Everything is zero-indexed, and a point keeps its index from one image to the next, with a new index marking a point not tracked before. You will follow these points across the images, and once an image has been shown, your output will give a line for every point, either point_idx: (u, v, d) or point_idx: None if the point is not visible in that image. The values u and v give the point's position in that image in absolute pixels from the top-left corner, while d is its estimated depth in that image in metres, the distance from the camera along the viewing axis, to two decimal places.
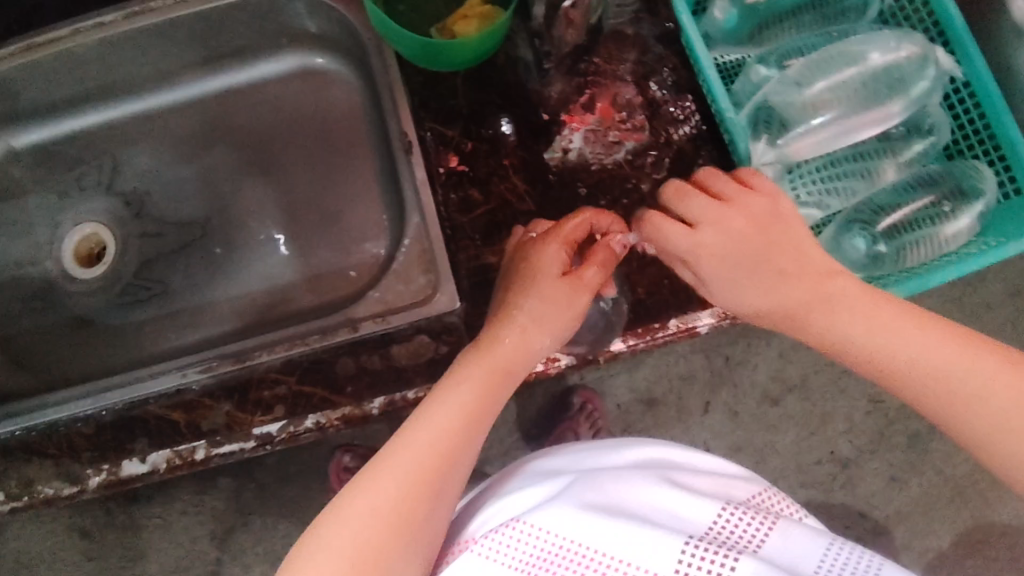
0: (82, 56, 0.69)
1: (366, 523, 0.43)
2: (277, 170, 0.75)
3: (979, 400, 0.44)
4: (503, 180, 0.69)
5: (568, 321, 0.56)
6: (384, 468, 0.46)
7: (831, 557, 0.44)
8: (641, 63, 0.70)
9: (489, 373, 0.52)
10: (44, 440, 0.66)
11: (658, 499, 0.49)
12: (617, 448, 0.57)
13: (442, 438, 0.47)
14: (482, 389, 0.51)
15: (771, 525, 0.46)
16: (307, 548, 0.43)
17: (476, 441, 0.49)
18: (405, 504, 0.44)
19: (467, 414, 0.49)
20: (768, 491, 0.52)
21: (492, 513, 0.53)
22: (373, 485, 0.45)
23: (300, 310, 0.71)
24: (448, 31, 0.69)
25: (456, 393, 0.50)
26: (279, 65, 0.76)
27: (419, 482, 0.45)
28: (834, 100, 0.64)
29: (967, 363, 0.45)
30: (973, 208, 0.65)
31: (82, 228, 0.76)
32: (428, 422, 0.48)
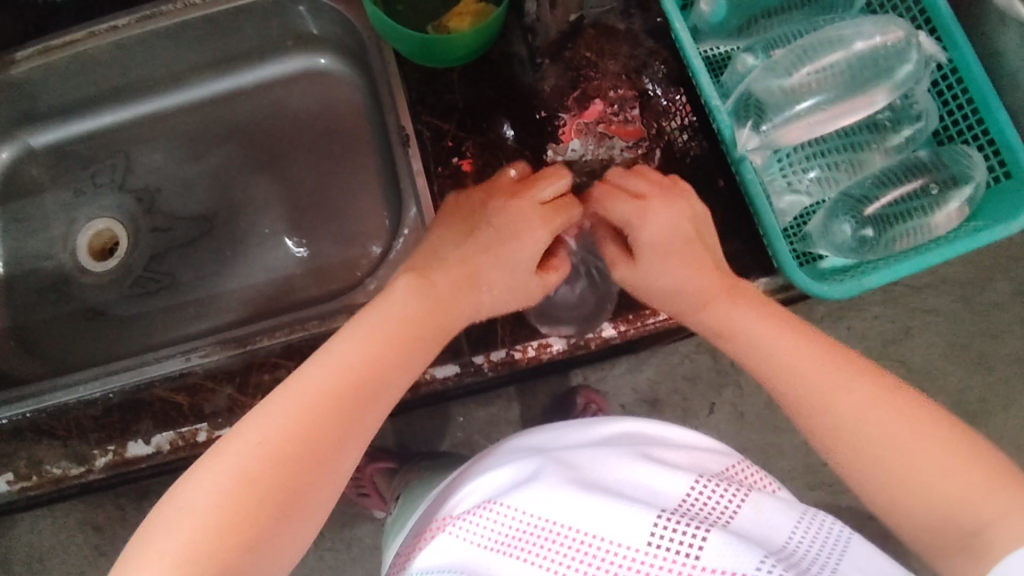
0: (97, 59, 0.73)
1: (259, 460, 0.41)
2: (282, 166, 0.78)
3: (844, 412, 0.46)
4: (498, 170, 0.70)
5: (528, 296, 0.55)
6: (288, 399, 0.43)
7: (802, 528, 0.46)
8: (632, 57, 0.72)
9: (413, 317, 0.49)
10: (53, 422, 0.68)
11: (633, 474, 0.49)
12: (594, 423, 0.57)
13: (336, 387, 0.44)
14: (397, 339, 0.48)
15: (744, 497, 0.47)
16: (179, 489, 0.40)
17: (386, 393, 0.47)
18: (291, 453, 0.41)
19: (391, 357, 0.47)
20: (742, 464, 0.53)
21: (467, 492, 0.54)
22: (258, 425, 0.42)
23: (304, 300, 0.74)
24: (443, 28, 0.71)
25: (368, 339, 0.47)
26: (285, 66, 0.79)
27: (306, 432, 0.42)
28: (816, 86, 0.65)
29: (858, 394, 0.46)
30: (962, 193, 0.66)
31: (96, 224, 0.79)
32: (343, 359, 0.45)
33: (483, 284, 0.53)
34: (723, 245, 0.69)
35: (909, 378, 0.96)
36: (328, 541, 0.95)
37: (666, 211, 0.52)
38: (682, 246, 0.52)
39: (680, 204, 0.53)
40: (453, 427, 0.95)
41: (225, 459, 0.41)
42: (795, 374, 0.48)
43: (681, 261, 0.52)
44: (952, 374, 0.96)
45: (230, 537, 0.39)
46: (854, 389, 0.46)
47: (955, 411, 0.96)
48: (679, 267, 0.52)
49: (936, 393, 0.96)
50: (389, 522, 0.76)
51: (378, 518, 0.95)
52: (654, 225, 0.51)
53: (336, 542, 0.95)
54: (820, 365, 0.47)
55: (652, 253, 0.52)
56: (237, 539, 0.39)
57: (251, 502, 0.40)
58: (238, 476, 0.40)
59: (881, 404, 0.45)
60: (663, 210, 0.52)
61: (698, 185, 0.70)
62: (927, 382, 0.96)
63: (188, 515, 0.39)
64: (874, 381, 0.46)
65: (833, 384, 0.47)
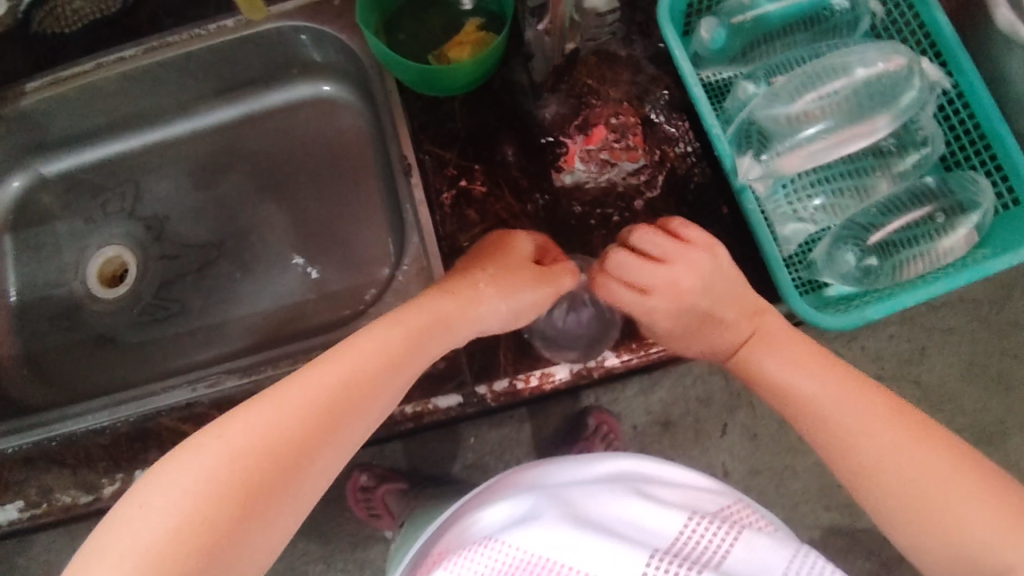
0: (105, 89, 0.74)
1: (229, 459, 0.38)
2: (289, 192, 0.78)
3: (867, 447, 0.45)
4: (500, 199, 0.70)
5: (527, 293, 0.55)
6: (276, 400, 0.40)
7: (796, 568, 0.45)
8: (634, 84, 0.72)
9: (410, 330, 0.47)
10: (63, 451, 0.69)
11: (627, 512, 0.49)
12: (590, 462, 0.58)
13: (333, 397, 0.41)
14: (394, 345, 0.46)
15: (736, 536, 0.47)
16: (143, 488, 0.37)
17: (382, 408, 0.44)
18: (272, 464, 0.38)
19: (382, 368, 0.44)
20: (739, 504, 0.53)
21: (465, 529, 0.54)
22: (242, 421, 0.39)
23: (310, 327, 0.74)
24: (444, 58, 0.71)
25: (369, 344, 0.45)
26: (291, 93, 0.79)
27: (289, 446, 0.39)
28: (821, 113, 0.64)
29: (879, 428, 0.45)
30: (969, 220, 0.65)
31: (106, 251, 0.80)
32: (338, 366, 0.43)
33: (473, 275, 0.54)
34: None
35: (926, 398, 0.94)
36: (340, 562, 0.96)
37: (695, 265, 0.54)
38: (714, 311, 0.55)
39: (702, 256, 0.55)
40: (464, 448, 0.95)
41: (197, 457, 0.38)
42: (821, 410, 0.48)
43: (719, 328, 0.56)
44: (970, 394, 0.94)
45: (189, 540, 0.35)
46: (876, 425, 0.46)
47: (973, 432, 0.94)
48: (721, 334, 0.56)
49: (953, 413, 0.94)
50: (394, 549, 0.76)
51: (389, 539, 0.95)
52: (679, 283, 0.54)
53: (349, 562, 0.96)
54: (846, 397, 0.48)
55: (666, 295, 0.54)
56: (194, 551, 0.35)
57: (212, 504, 0.36)
58: (206, 476, 0.37)
59: (910, 441, 0.44)
60: (689, 268, 0.54)
61: (701, 211, 0.70)
62: (945, 402, 0.94)
63: (144, 514, 0.36)
64: (902, 420, 0.46)
65: (863, 421, 0.46)
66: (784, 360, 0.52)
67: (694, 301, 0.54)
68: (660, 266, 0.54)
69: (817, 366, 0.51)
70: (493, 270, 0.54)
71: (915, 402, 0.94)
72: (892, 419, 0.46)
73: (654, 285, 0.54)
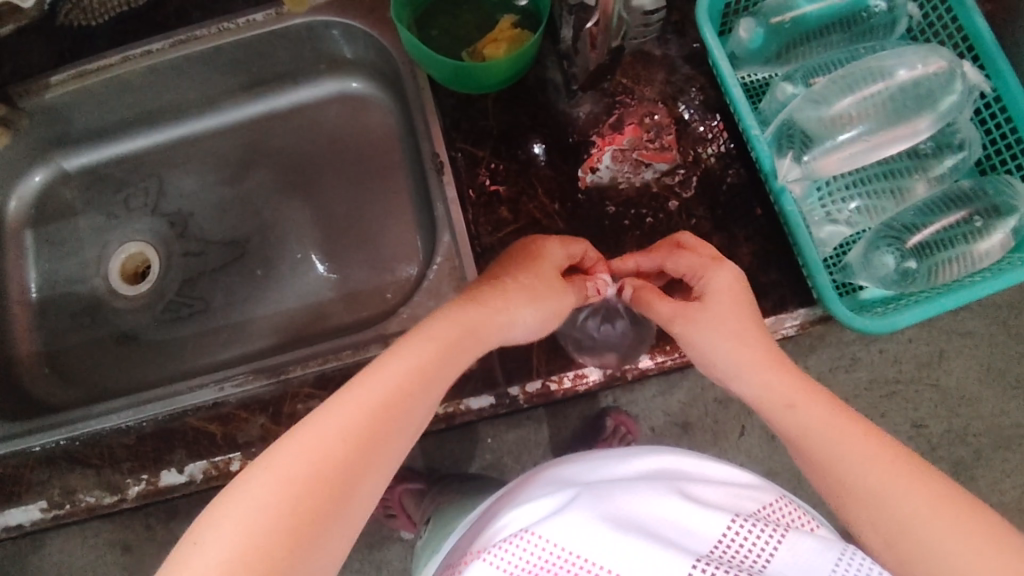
0: (130, 83, 0.72)
1: (277, 499, 0.35)
2: (314, 190, 0.78)
3: (808, 424, 0.46)
4: (533, 199, 0.70)
5: (555, 300, 0.54)
6: (316, 424, 0.38)
7: (843, 567, 0.43)
8: (668, 83, 0.72)
9: (439, 343, 0.45)
10: (87, 450, 0.68)
11: (667, 510, 0.48)
12: (626, 458, 0.57)
13: (371, 418, 0.39)
14: (427, 363, 0.43)
15: (781, 537, 0.46)
16: (198, 533, 0.34)
17: (404, 437, 0.41)
18: (317, 490, 0.35)
19: (419, 379, 0.42)
20: (780, 503, 0.51)
21: (503, 522, 0.53)
22: (290, 448, 0.37)
23: (338, 326, 0.73)
24: (478, 54, 0.71)
25: (400, 358, 0.43)
26: (318, 89, 0.78)
27: (331, 466, 0.36)
28: (860, 116, 0.65)
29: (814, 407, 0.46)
30: (1006, 224, 0.64)
31: (128, 247, 0.79)
32: (378, 379, 0.41)
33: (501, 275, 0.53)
34: (761, 275, 0.68)
35: (943, 402, 0.94)
36: (357, 561, 0.95)
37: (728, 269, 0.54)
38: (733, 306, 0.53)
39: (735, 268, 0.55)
40: (481, 449, 0.94)
41: (247, 494, 0.35)
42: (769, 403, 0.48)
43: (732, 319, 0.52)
44: (988, 399, 0.95)
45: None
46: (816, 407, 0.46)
47: (989, 436, 0.95)
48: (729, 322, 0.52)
49: (970, 417, 0.95)
50: (419, 546, 0.76)
51: (406, 540, 0.95)
52: (715, 275, 0.54)
53: (365, 563, 0.95)
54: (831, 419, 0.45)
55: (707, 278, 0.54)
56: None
57: (268, 541, 0.33)
58: (258, 511, 0.34)
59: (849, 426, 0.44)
60: (725, 269, 0.54)
61: (732, 212, 0.69)
62: (962, 406, 0.95)
63: (200, 554, 0.33)
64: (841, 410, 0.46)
65: (807, 404, 0.46)
66: (745, 363, 0.50)
67: (716, 297, 0.53)
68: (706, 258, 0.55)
69: (781, 375, 0.49)
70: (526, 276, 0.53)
71: (932, 406, 0.94)
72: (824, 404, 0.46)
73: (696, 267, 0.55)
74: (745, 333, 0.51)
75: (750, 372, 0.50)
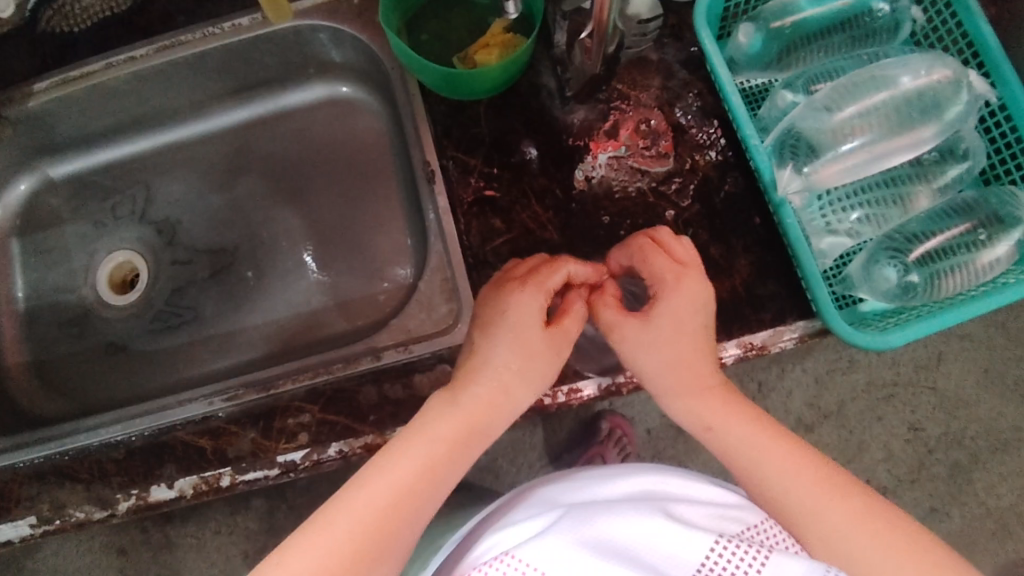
0: (115, 89, 0.71)
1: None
2: (304, 196, 0.76)
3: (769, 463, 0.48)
4: (526, 208, 0.68)
5: (549, 370, 0.52)
6: (328, 522, 0.44)
7: None
8: (665, 89, 0.70)
9: (444, 442, 0.48)
10: (76, 465, 0.66)
11: (644, 533, 0.43)
12: (614, 479, 0.52)
13: (377, 515, 0.44)
14: (436, 458, 0.48)
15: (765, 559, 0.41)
16: None
17: (416, 526, 0.46)
18: None
19: (425, 475, 0.47)
20: (769, 522, 0.46)
21: (487, 551, 0.49)
22: (306, 545, 0.43)
23: (329, 337, 0.72)
24: (470, 60, 0.69)
25: (409, 453, 0.47)
26: (306, 94, 0.77)
27: (341, 563, 0.42)
28: (865, 127, 0.63)
29: (768, 444, 0.48)
30: (1010, 236, 0.63)
31: (116, 256, 0.78)
32: (387, 476, 0.46)
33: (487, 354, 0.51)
34: (759, 287, 0.66)
35: (941, 405, 0.93)
36: None
37: (695, 284, 0.52)
38: (684, 332, 0.51)
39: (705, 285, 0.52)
40: None
41: None
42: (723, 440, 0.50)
43: (679, 343, 0.51)
44: (986, 402, 0.94)
45: None
46: (772, 445, 0.48)
47: (987, 440, 0.94)
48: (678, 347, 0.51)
49: (968, 420, 0.94)
50: (410, 557, 0.75)
51: None
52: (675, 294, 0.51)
53: None
54: (790, 468, 0.47)
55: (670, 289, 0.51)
56: None
57: None
58: None
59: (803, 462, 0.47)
60: (687, 283, 0.52)
61: (731, 221, 0.68)
62: (960, 409, 0.94)
63: None
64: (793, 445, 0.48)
65: (765, 443, 0.48)
66: (681, 373, 0.51)
67: (672, 317, 0.51)
68: (676, 266, 0.52)
69: (741, 422, 0.50)
70: (511, 356, 0.51)
71: (930, 408, 0.93)
72: (778, 439, 0.49)
73: (665, 276, 0.52)
74: (687, 358, 0.52)
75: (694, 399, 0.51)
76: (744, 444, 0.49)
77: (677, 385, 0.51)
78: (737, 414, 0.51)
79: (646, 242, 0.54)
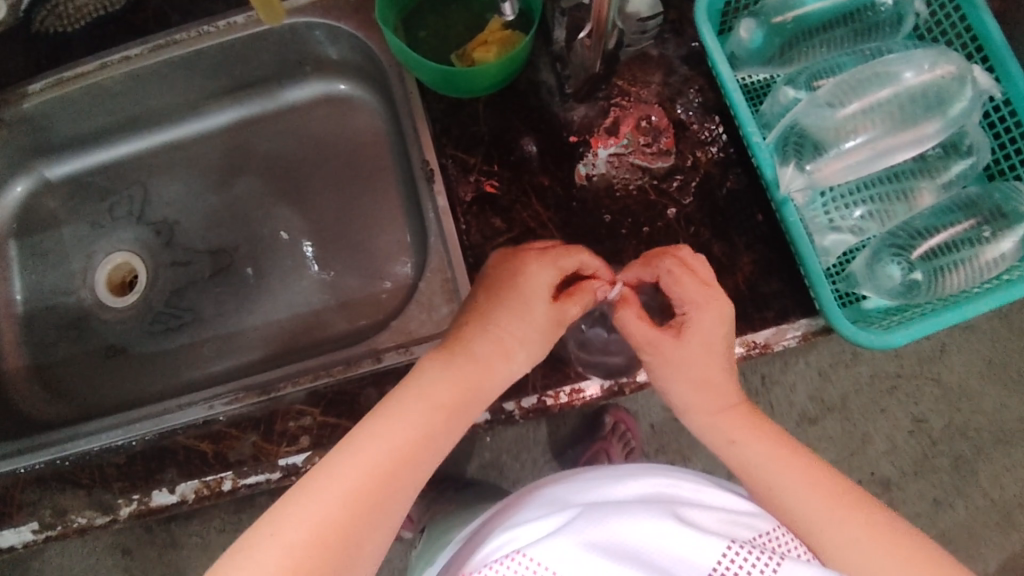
0: (109, 89, 0.70)
1: (284, 556, 0.39)
2: (303, 195, 0.76)
3: (781, 477, 0.48)
4: (527, 207, 0.67)
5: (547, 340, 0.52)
6: (319, 486, 0.41)
7: None
8: (666, 85, 0.70)
9: (441, 395, 0.47)
10: (77, 470, 0.65)
11: (656, 536, 0.42)
12: (624, 478, 0.50)
13: (371, 480, 0.42)
14: (433, 421, 0.46)
15: (777, 565, 0.40)
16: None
17: (407, 495, 0.44)
18: (321, 550, 0.40)
19: (421, 441, 0.45)
20: (779, 530, 0.45)
21: (495, 547, 0.47)
22: (299, 508, 0.41)
23: (330, 338, 0.72)
24: (468, 58, 0.68)
25: (407, 414, 0.46)
26: (303, 91, 0.76)
27: (334, 528, 0.40)
28: (869, 124, 0.62)
29: (783, 458, 0.49)
30: (1015, 232, 0.62)
31: (114, 257, 0.78)
32: (382, 440, 0.44)
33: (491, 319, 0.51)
34: (762, 284, 0.65)
35: (944, 396, 0.93)
36: None
37: (723, 304, 0.52)
38: (713, 351, 0.52)
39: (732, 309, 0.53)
40: (479, 448, 0.93)
41: (257, 553, 0.39)
42: (738, 456, 0.50)
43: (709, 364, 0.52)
44: (989, 393, 0.93)
45: None
46: (786, 460, 0.49)
47: (991, 431, 0.93)
48: (707, 367, 0.52)
49: (971, 412, 0.93)
50: (414, 555, 0.75)
51: (405, 540, 0.94)
52: (708, 317, 0.52)
53: None
54: (802, 481, 0.47)
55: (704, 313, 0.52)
56: None
57: None
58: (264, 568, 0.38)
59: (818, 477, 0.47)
60: (719, 306, 0.52)
61: (733, 219, 0.67)
62: (963, 400, 0.93)
63: None
64: (807, 461, 0.49)
65: (780, 459, 0.49)
66: (709, 393, 0.52)
67: (705, 338, 0.52)
68: (708, 289, 0.52)
69: (757, 439, 0.50)
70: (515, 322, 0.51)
71: (933, 400, 0.93)
72: (793, 455, 0.49)
73: (699, 299, 0.52)
74: (714, 378, 0.52)
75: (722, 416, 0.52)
76: (760, 458, 0.49)
77: (703, 404, 0.52)
78: (753, 432, 0.51)
79: (676, 264, 0.52)
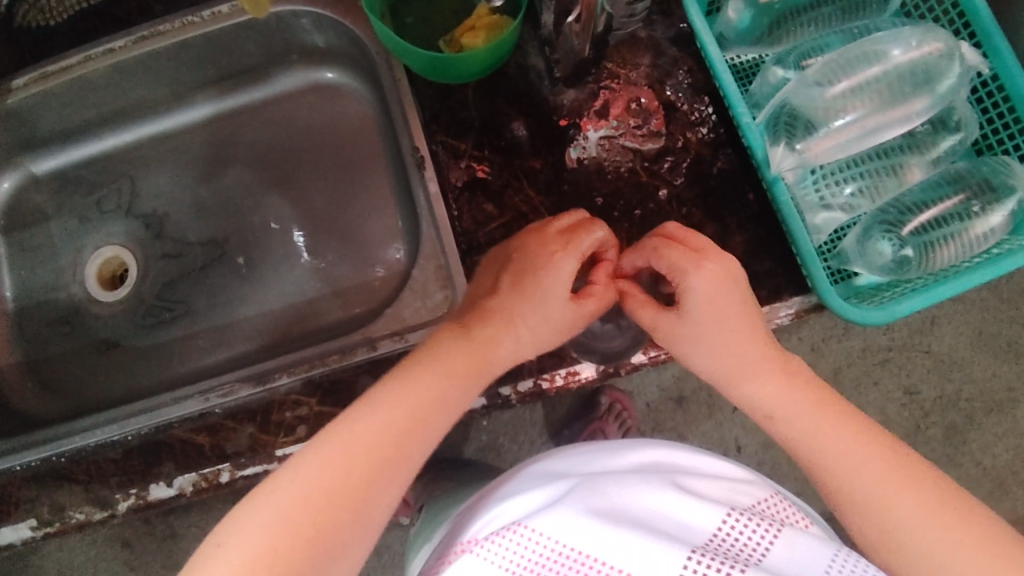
0: (94, 82, 0.69)
1: (292, 510, 0.40)
2: (293, 184, 0.75)
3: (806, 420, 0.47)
4: (519, 192, 0.67)
5: (561, 330, 0.52)
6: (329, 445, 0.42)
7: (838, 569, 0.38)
8: (655, 66, 0.69)
9: (460, 367, 0.49)
10: (74, 467, 0.65)
11: (659, 503, 0.42)
12: (621, 449, 0.51)
13: (381, 444, 0.43)
14: (444, 394, 0.47)
15: (776, 534, 0.41)
16: (219, 537, 0.40)
17: (416, 461, 0.45)
18: (328, 506, 0.41)
19: (432, 411, 0.46)
20: (776, 498, 0.46)
21: (492, 518, 0.47)
22: (309, 465, 0.41)
23: (325, 326, 0.72)
24: (456, 43, 0.68)
25: (420, 385, 0.46)
26: (289, 80, 0.76)
27: (343, 487, 0.41)
28: (858, 102, 0.62)
29: (807, 400, 0.48)
30: (1004, 205, 0.62)
31: (104, 251, 0.77)
32: (393, 404, 0.45)
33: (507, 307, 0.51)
34: (754, 264, 0.65)
35: (936, 367, 0.94)
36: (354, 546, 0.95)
37: (720, 262, 0.49)
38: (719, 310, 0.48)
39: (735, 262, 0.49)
40: (476, 432, 0.93)
41: (265, 510, 0.40)
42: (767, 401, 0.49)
43: (732, 324, 0.49)
44: (980, 362, 0.94)
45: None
46: (810, 402, 0.48)
47: (983, 401, 0.94)
48: (729, 331, 0.49)
49: (963, 382, 0.94)
50: (413, 536, 0.76)
51: (404, 525, 0.94)
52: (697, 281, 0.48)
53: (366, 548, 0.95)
54: (825, 421, 0.47)
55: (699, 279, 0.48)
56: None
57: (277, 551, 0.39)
58: (271, 522, 0.39)
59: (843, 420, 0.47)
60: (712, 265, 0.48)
61: (725, 199, 0.67)
62: (954, 371, 0.94)
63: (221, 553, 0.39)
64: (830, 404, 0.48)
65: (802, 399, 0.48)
66: (740, 349, 0.49)
67: (709, 305, 0.48)
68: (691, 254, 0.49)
69: (780, 378, 0.49)
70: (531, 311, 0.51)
71: (925, 372, 0.94)
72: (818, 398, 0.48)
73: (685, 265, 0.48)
74: (744, 333, 0.49)
75: (742, 371, 0.49)
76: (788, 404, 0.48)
77: (738, 360, 0.49)
78: (779, 374, 0.49)
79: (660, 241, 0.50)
